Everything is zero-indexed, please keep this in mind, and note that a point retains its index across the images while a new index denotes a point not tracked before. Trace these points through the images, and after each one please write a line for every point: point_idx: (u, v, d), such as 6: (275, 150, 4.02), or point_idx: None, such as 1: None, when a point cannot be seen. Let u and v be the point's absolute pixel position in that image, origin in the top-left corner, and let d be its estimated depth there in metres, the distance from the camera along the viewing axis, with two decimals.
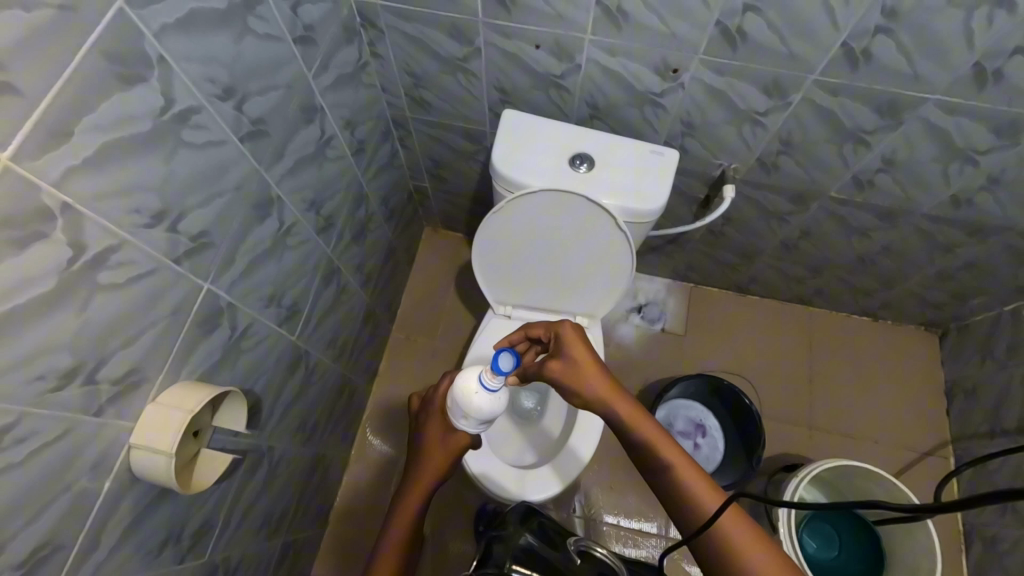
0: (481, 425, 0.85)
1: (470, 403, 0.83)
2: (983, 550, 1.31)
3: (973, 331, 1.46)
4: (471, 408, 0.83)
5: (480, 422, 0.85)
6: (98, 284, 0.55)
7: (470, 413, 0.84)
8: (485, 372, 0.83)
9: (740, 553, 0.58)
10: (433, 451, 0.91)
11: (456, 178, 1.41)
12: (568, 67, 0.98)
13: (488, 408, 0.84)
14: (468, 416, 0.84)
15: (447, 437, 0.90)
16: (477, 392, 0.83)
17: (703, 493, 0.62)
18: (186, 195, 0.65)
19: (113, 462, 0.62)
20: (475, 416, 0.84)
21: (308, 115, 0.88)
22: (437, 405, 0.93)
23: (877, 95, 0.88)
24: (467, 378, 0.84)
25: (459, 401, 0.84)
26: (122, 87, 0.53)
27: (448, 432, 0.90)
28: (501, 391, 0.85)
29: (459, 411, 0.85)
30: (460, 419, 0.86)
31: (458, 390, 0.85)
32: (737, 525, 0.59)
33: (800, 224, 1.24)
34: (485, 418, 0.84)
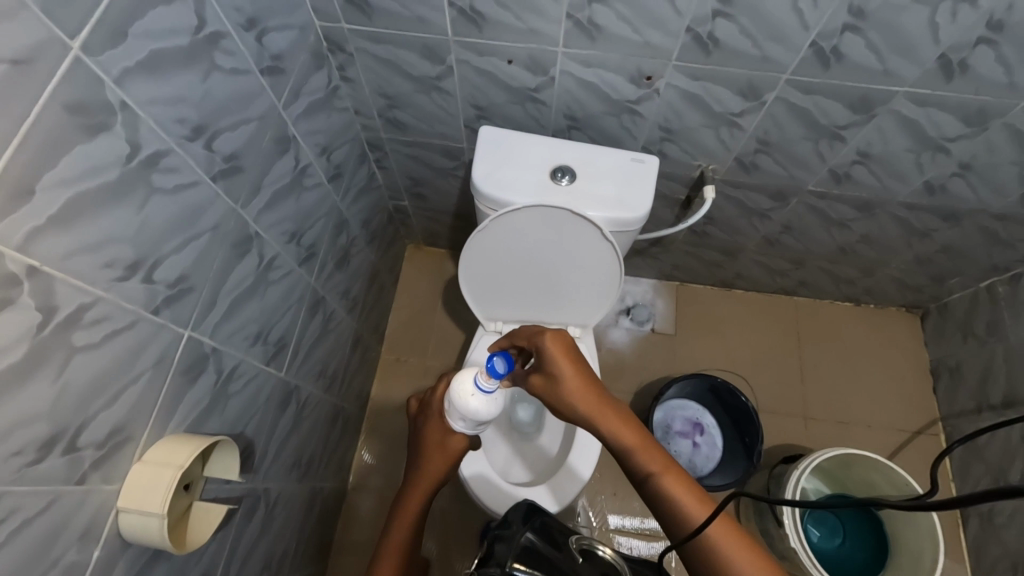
0: (479, 425, 0.84)
1: (467, 407, 0.81)
2: (982, 524, 1.34)
3: (953, 310, 1.49)
4: (468, 410, 0.81)
5: (478, 423, 0.83)
6: (74, 345, 0.52)
7: (467, 415, 0.82)
8: (480, 374, 0.80)
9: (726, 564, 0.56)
10: (435, 454, 0.89)
11: (436, 194, 1.39)
12: (543, 80, 0.97)
13: (485, 411, 0.81)
14: (465, 418, 0.83)
15: (448, 438, 0.88)
16: (472, 395, 0.80)
17: (687, 500, 0.60)
18: (160, 242, 0.62)
19: (102, 529, 0.58)
20: (473, 418, 0.82)
21: (282, 146, 0.86)
22: (434, 415, 0.90)
23: (849, 92, 0.89)
24: (462, 381, 0.82)
25: (455, 404, 0.82)
26: (84, 137, 0.50)
27: (447, 435, 0.88)
28: (497, 393, 0.82)
29: (455, 413, 0.83)
30: (457, 420, 0.85)
31: (452, 393, 0.82)
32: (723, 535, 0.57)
33: (781, 219, 1.26)
34: (482, 419, 0.83)
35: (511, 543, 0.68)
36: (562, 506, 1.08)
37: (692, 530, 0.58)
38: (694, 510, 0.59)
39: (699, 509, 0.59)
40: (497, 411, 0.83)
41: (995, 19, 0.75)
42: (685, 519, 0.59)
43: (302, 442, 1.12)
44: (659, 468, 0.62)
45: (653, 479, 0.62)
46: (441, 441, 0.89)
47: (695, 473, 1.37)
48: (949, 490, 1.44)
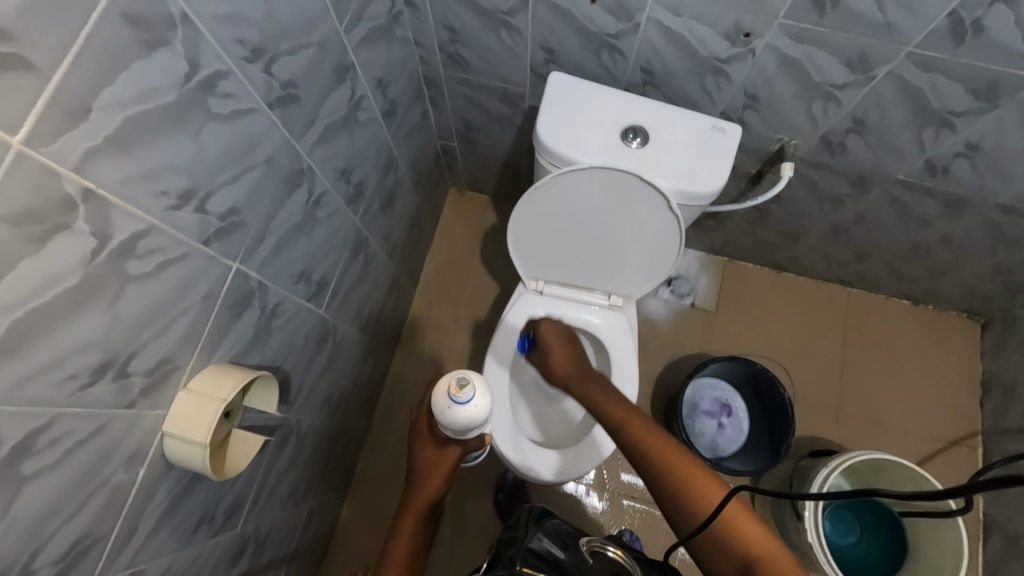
0: (463, 432, 0.86)
1: (444, 416, 0.84)
2: (1005, 545, 1.31)
3: (1020, 324, 1.39)
4: (448, 421, 0.84)
5: (462, 431, 0.85)
6: (127, 275, 0.51)
7: (448, 426, 0.85)
8: (451, 386, 0.83)
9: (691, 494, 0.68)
10: (435, 469, 0.92)
11: (488, 140, 1.32)
12: (625, 27, 0.87)
13: (463, 421, 0.83)
14: (450, 429, 0.85)
15: (446, 450, 0.91)
16: (447, 407, 0.83)
17: (662, 447, 0.75)
18: (215, 172, 0.59)
19: (147, 452, 0.60)
20: (458, 429, 0.85)
21: (340, 76, 0.81)
22: (426, 427, 0.93)
23: (976, 74, 0.78)
24: (437, 395, 0.85)
25: (435, 413, 0.85)
26: (145, 53, 0.47)
27: (439, 450, 0.92)
28: (476, 399, 0.84)
29: (439, 422, 0.86)
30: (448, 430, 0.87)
31: (433, 403, 0.85)
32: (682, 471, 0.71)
33: (857, 208, 1.16)
34: (467, 429, 0.85)
35: (529, 548, 0.66)
36: (577, 476, 1.07)
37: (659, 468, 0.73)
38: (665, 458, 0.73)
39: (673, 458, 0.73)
40: (479, 422, 0.84)
41: None
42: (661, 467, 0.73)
43: (334, 379, 1.13)
44: (637, 428, 0.80)
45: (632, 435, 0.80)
46: (438, 455, 0.92)
47: (716, 453, 1.35)
48: (976, 504, 1.40)
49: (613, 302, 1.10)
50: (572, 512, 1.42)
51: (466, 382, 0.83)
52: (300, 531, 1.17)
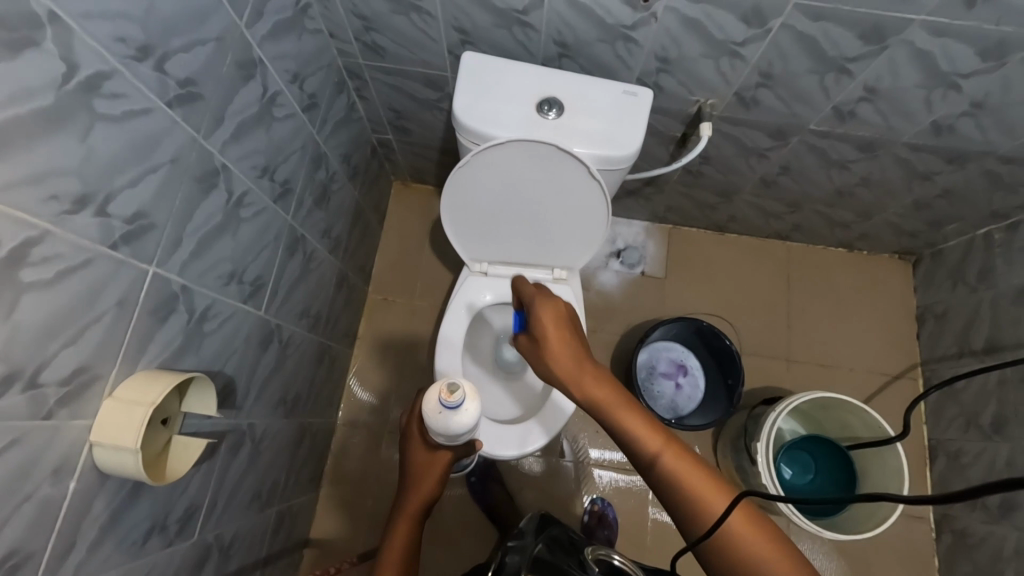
0: (457, 437, 0.83)
1: (439, 424, 0.81)
2: (948, 464, 1.39)
3: (946, 256, 1.48)
4: (441, 428, 0.82)
5: (457, 436, 0.83)
6: (23, 283, 0.50)
7: (439, 434, 0.83)
8: (442, 392, 0.81)
9: (739, 547, 0.57)
10: (426, 472, 0.90)
11: (420, 128, 1.32)
12: (531, 1, 0.89)
13: (457, 425, 0.81)
14: (443, 437, 0.83)
15: (437, 452, 0.89)
16: (438, 413, 0.81)
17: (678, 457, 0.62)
18: (111, 174, 0.58)
19: (76, 464, 0.59)
20: (451, 436, 0.82)
21: (246, 71, 0.80)
22: (418, 433, 0.90)
23: (861, 19, 0.82)
24: (428, 402, 0.82)
25: (427, 421, 0.83)
26: (10, 55, 0.46)
27: (432, 453, 0.89)
28: (466, 404, 0.82)
29: (431, 430, 0.84)
30: (436, 437, 0.85)
31: (424, 411, 0.83)
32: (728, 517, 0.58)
33: (780, 159, 1.21)
34: (458, 434, 0.83)
35: (526, 557, 0.82)
36: (551, 439, 1.10)
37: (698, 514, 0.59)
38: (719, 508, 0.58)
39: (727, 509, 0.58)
40: (471, 422, 0.82)
41: None
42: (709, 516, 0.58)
43: (287, 380, 1.13)
44: (670, 451, 0.62)
45: (661, 462, 0.62)
46: (429, 456, 0.89)
47: (677, 413, 1.40)
48: (921, 431, 1.49)
49: (557, 275, 1.11)
50: (544, 486, 1.46)
51: (456, 387, 0.82)
52: (270, 536, 1.17)
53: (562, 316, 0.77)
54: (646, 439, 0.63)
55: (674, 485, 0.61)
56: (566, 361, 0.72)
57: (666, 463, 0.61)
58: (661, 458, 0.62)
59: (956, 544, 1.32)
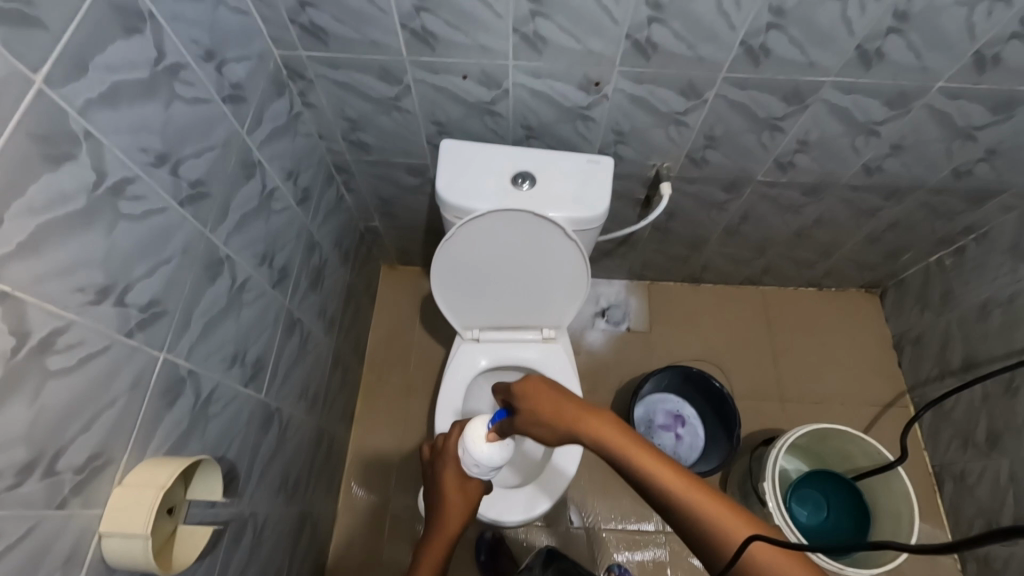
0: (494, 471, 0.79)
1: (483, 454, 0.77)
2: (956, 488, 1.39)
3: (909, 285, 1.57)
4: (481, 457, 0.77)
5: (493, 468, 0.79)
6: (48, 370, 0.53)
7: (476, 462, 0.78)
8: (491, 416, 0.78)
9: None
10: (454, 499, 0.81)
11: (405, 211, 1.42)
12: (497, 93, 1.02)
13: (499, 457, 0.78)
14: (475, 467, 0.78)
15: (467, 482, 0.82)
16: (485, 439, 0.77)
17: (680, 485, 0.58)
18: (130, 266, 0.64)
19: (85, 555, 0.59)
20: (484, 467, 0.78)
21: (247, 171, 0.89)
22: (452, 459, 0.82)
23: (781, 84, 0.96)
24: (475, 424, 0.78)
25: (465, 450, 0.78)
26: (52, 166, 0.53)
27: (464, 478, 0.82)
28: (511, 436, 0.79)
29: (466, 460, 0.79)
30: (469, 467, 0.79)
31: (463, 440, 0.79)
32: (767, 556, 0.52)
33: (737, 210, 1.32)
34: (494, 467, 0.78)
35: None
36: (555, 502, 1.09)
37: (734, 554, 0.53)
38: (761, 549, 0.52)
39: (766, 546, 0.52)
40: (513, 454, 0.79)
41: (900, 11, 0.82)
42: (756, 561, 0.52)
43: (287, 465, 1.12)
44: (690, 492, 0.57)
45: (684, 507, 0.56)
46: (460, 485, 0.82)
47: (682, 464, 1.40)
48: (923, 457, 1.49)
49: (547, 334, 1.17)
50: None
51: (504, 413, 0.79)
52: None
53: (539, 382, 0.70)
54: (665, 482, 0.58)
55: (708, 529, 0.55)
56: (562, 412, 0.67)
57: (690, 505, 0.56)
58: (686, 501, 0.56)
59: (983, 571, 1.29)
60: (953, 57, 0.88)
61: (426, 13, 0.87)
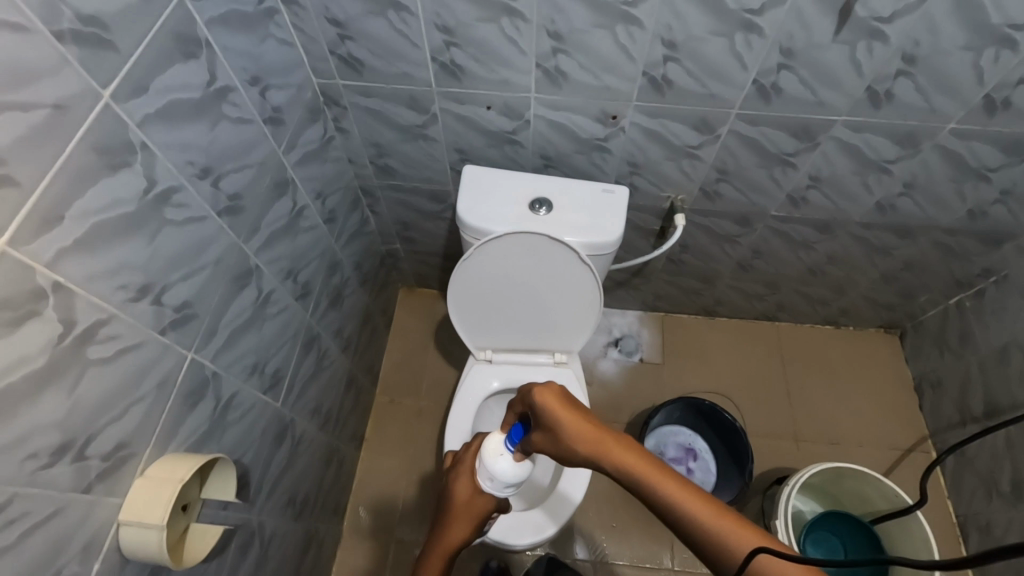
0: (509, 488, 0.78)
1: (499, 468, 0.76)
2: (982, 540, 1.33)
3: (927, 327, 1.55)
4: (497, 472, 0.76)
5: (508, 485, 0.77)
6: (89, 359, 0.57)
7: (492, 477, 0.77)
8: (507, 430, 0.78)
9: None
10: (461, 514, 0.81)
11: (425, 236, 1.47)
12: (518, 124, 1.07)
13: (514, 474, 0.76)
14: (490, 481, 0.78)
15: (478, 496, 0.81)
16: (500, 454, 0.77)
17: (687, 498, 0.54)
18: (169, 269, 0.68)
19: (102, 543, 0.61)
20: (499, 483, 0.77)
21: (280, 189, 0.94)
22: (468, 469, 0.82)
23: (792, 122, 0.99)
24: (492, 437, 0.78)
25: (482, 463, 0.78)
26: (110, 172, 0.58)
27: (475, 494, 0.81)
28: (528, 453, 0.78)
29: (482, 473, 0.78)
30: (484, 480, 0.79)
31: (481, 452, 0.78)
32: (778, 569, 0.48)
33: (750, 245, 1.34)
34: (509, 485, 0.77)
35: None
36: (560, 527, 1.09)
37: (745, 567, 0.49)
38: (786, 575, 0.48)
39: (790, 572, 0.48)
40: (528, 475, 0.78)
41: (906, 54, 0.85)
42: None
43: (297, 477, 1.13)
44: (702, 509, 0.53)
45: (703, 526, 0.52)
46: (470, 499, 0.81)
47: None
48: (946, 506, 1.44)
49: (559, 359, 1.19)
50: None
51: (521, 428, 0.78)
52: None
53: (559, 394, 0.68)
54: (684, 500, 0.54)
55: (728, 552, 0.51)
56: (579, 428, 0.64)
57: (710, 527, 0.52)
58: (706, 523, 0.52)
59: None
60: (961, 100, 0.91)
61: (454, 47, 0.93)
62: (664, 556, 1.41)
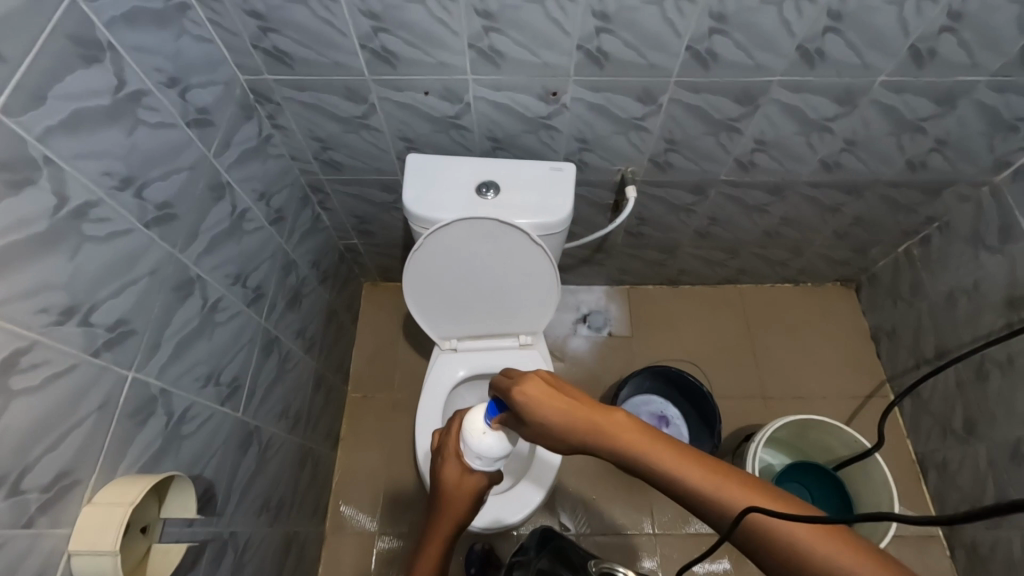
0: (498, 462, 0.75)
1: (485, 446, 0.74)
2: (940, 475, 1.40)
3: (880, 277, 1.60)
4: (483, 449, 0.74)
5: (498, 459, 0.75)
6: (13, 389, 0.55)
7: (479, 454, 0.75)
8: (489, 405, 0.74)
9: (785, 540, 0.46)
10: (453, 499, 0.79)
11: (382, 229, 1.44)
12: (460, 107, 1.05)
13: (502, 447, 0.74)
14: (479, 459, 0.75)
15: (467, 477, 0.79)
16: (485, 432, 0.73)
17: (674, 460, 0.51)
18: (95, 288, 0.65)
19: (53, 575, 0.59)
20: (488, 459, 0.75)
21: (216, 193, 0.91)
22: (453, 452, 0.79)
23: (732, 86, 1.00)
24: (475, 415, 0.75)
25: (467, 443, 0.75)
26: (12, 192, 0.55)
27: (462, 478, 0.79)
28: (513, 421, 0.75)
29: (469, 453, 0.76)
30: (473, 459, 0.76)
31: (463, 432, 0.75)
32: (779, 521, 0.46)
33: (706, 212, 1.35)
34: (498, 458, 0.75)
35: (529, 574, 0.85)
36: (548, 490, 1.11)
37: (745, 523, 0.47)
38: (797, 532, 0.46)
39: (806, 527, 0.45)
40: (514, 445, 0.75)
41: (834, 11, 0.86)
42: (797, 550, 0.45)
43: (269, 484, 1.12)
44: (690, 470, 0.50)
45: (701, 493, 0.49)
46: (458, 483, 0.79)
47: None
48: (906, 446, 1.50)
49: (524, 340, 1.19)
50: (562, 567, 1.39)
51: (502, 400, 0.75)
52: None
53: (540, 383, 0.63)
54: (679, 472, 0.51)
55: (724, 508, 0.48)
56: (563, 418, 0.59)
57: (701, 486, 0.50)
58: (712, 496, 0.49)
59: (971, 557, 1.30)
60: (891, 54, 0.93)
61: (384, 32, 0.90)
62: (642, 522, 1.44)
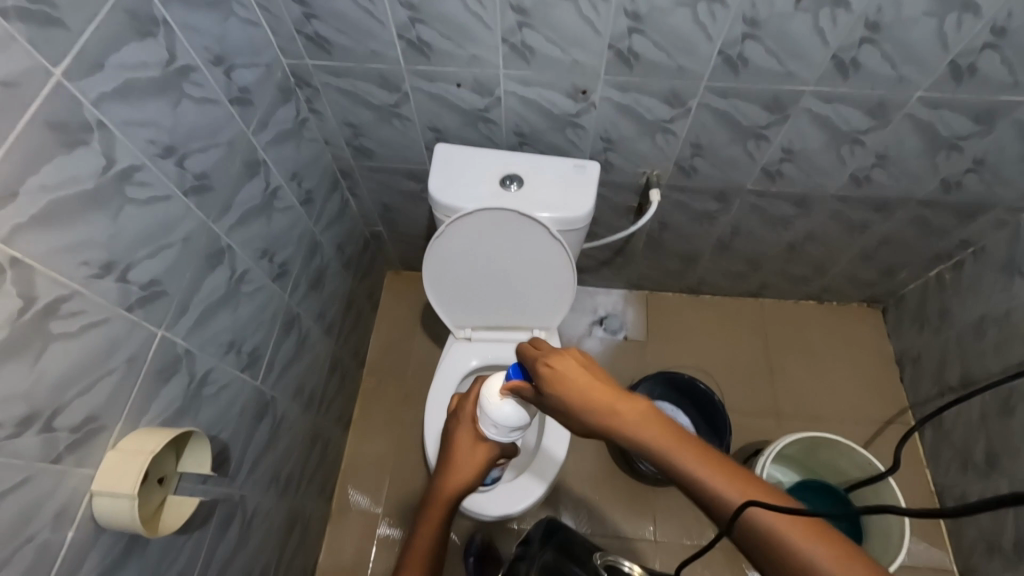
0: (513, 432, 0.79)
1: (501, 415, 0.77)
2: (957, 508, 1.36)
3: (909, 300, 1.56)
4: (499, 417, 0.77)
5: (511, 430, 0.79)
6: (52, 333, 0.59)
7: (494, 424, 0.78)
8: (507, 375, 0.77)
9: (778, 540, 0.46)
10: (466, 457, 0.82)
11: (407, 218, 1.48)
12: (489, 101, 1.07)
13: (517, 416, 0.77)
14: (494, 429, 0.78)
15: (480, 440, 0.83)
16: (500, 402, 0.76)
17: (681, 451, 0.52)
18: (132, 248, 0.69)
19: (76, 511, 0.63)
20: (502, 428, 0.78)
21: (252, 170, 0.95)
22: (468, 417, 0.83)
23: (762, 93, 0.99)
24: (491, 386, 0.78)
25: (484, 412, 0.78)
26: (67, 149, 0.59)
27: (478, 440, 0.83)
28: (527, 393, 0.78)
29: (483, 421, 0.79)
30: (487, 428, 0.79)
31: (481, 401, 0.79)
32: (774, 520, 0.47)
33: (729, 221, 1.35)
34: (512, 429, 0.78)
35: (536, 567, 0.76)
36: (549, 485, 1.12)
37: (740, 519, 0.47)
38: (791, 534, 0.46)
39: (812, 534, 0.46)
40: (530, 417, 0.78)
41: (871, 22, 0.85)
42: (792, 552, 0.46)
43: (281, 456, 1.16)
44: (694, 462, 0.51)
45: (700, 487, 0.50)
46: (473, 441, 0.83)
47: None
48: (924, 475, 1.46)
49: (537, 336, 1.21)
50: None
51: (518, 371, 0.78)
52: None
53: (577, 357, 0.65)
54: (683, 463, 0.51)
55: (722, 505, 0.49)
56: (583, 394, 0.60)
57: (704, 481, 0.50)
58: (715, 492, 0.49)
59: None
60: (928, 68, 0.91)
61: (420, 23, 0.93)
62: (643, 529, 1.43)
